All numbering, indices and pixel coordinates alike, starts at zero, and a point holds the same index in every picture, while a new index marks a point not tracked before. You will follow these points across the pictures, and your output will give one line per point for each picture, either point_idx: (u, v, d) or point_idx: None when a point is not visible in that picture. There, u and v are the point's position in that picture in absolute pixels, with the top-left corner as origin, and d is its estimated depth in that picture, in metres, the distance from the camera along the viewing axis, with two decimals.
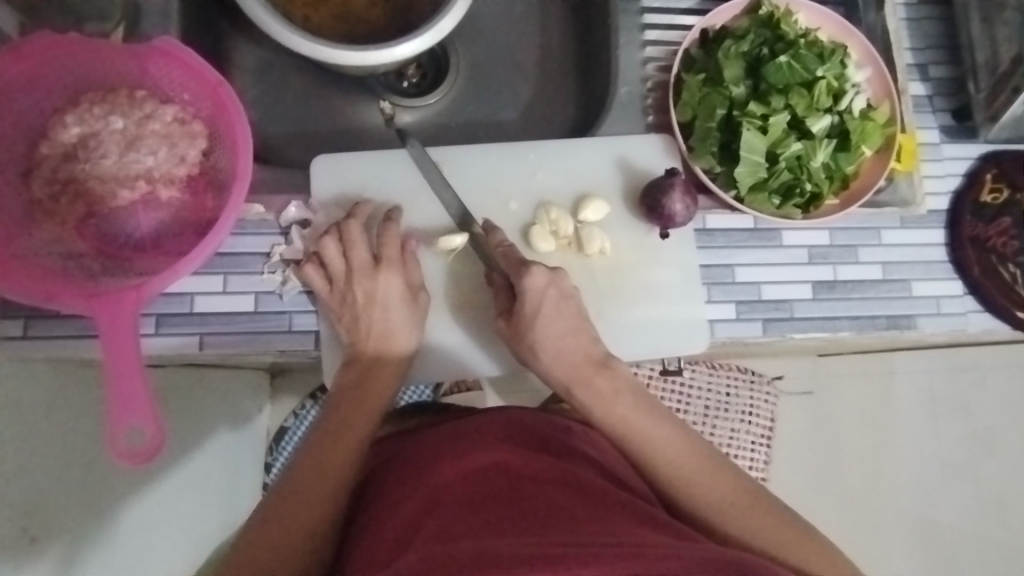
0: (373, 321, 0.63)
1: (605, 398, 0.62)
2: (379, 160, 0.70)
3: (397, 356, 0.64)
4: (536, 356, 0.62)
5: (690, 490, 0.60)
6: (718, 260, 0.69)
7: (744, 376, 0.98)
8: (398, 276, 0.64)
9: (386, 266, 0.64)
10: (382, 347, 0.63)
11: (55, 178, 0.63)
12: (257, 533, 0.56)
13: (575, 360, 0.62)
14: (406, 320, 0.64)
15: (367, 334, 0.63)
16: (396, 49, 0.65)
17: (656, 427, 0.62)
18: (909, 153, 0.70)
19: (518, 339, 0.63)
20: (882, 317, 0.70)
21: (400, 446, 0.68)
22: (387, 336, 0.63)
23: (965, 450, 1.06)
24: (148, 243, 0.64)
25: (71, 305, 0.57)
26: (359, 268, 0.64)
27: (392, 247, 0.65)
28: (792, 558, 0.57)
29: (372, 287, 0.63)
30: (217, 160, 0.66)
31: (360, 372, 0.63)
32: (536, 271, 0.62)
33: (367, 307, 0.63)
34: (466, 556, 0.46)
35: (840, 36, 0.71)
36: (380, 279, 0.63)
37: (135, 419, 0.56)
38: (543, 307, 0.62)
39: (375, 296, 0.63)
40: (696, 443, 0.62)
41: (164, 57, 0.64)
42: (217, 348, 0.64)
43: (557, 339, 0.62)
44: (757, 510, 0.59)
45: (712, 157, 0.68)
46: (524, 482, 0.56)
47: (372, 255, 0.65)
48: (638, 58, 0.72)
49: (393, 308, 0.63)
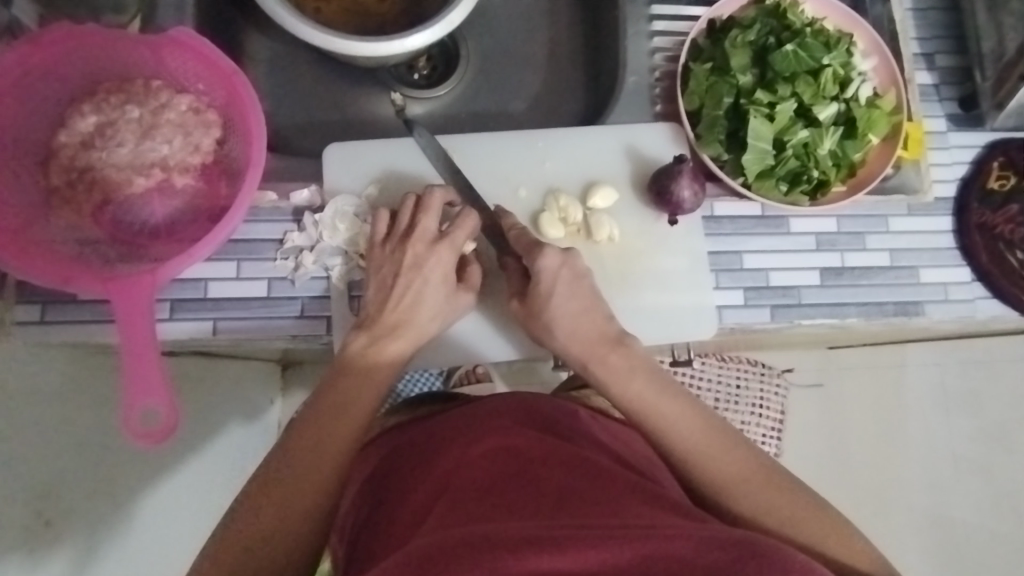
0: (408, 291, 0.63)
1: (619, 374, 0.62)
2: (390, 149, 0.71)
3: (415, 336, 0.63)
4: (552, 334, 0.63)
5: (700, 466, 0.61)
6: (725, 247, 0.70)
7: (754, 368, 0.99)
8: (451, 257, 0.64)
9: (446, 242, 0.64)
10: (404, 324, 0.63)
11: (72, 166, 0.64)
12: (259, 511, 0.57)
13: (590, 338, 0.63)
14: (439, 303, 0.64)
15: (393, 305, 0.63)
16: (407, 40, 0.66)
17: (670, 404, 0.62)
18: (916, 142, 0.71)
19: (532, 319, 0.64)
20: (889, 303, 0.70)
21: (407, 434, 0.68)
22: (411, 309, 0.63)
23: (978, 448, 1.07)
24: (163, 230, 0.65)
25: (87, 288, 0.59)
26: (422, 233, 0.64)
27: (462, 227, 0.64)
28: (803, 536, 0.57)
29: (423, 254, 0.64)
30: (231, 149, 0.67)
31: (371, 346, 0.62)
32: (549, 252, 0.63)
33: (407, 271, 0.63)
34: (477, 537, 0.46)
35: (846, 25, 0.72)
36: (433, 252, 0.64)
37: (151, 400, 0.56)
38: (556, 289, 0.63)
39: (421, 264, 0.63)
40: (708, 419, 0.62)
41: (181, 48, 0.66)
42: (231, 333, 0.65)
43: (573, 319, 0.63)
44: (769, 485, 0.59)
45: (720, 144, 0.68)
46: (534, 465, 0.56)
47: (435, 230, 0.65)
48: (645, 48, 0.73)
49: (432, 286, 0.63)
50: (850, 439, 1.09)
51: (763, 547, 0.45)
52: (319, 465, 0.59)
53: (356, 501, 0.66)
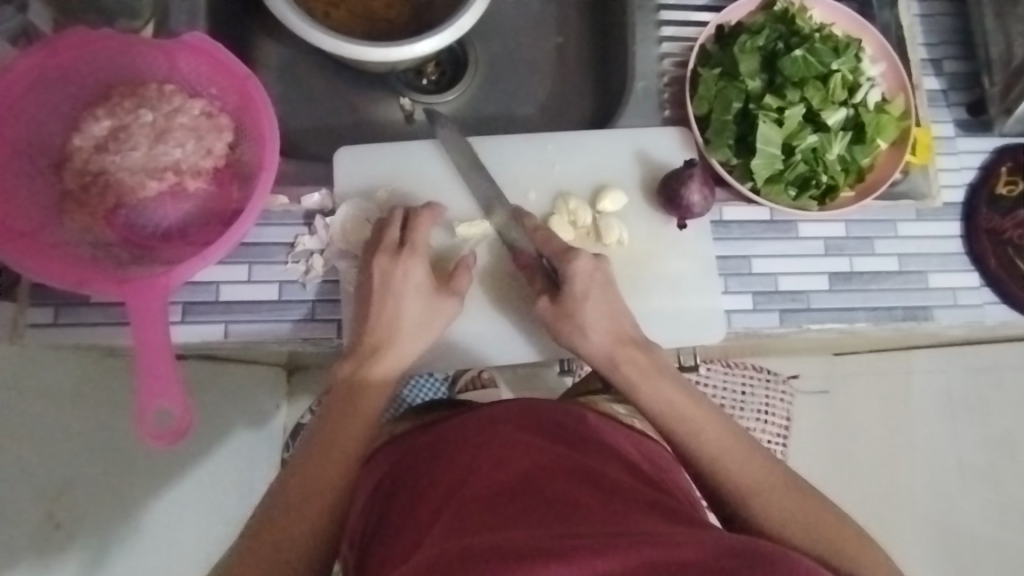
0: (382, 310, 0.62)
1: (648, 376, 0.63)
2: (399, 153, 0.72)
3: (398, 356, 0.62)
4: (585, 336, 0.63)
5: (724, 474, 0.61)
6: (733, 252, 0.70)
7: (760, 375, 1.00)
8: (421, 266, 0.63)
9: (411, 252, 0.64)
10: (380, 346, 0.62)
11: (85, 169, 0.64)
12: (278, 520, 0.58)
13: (621, 340, 0.63)
14: (418, 313, 0.63)
15: (374, 323, 0.62)
16: (417, 46, 0.67)
17: (697, 412, 0.62)
18: (924, 146, 0.71)
19: (563, 320, 0.64)
20: (898, 308, 0.70)
21: (411, 442, 0.68)
22: (391, 327, 0.62)
23: (987, 455, 1.07)
24: (175, 233, 0.66)
25: (103, 291, 0.59)
26: (388, 246, 0.64)
27: (421, 234, 0.64)
28: (825, 546, 0.57)
29: (391, 266, 0.63)
30: (243, 152, 0.67)
31: (356, 371, 0.62)
32: (579, 257, 0.64)
33: (377, 288, 0.63)
34: (484, 548, 0.46)
35: (854, 31, 0.72)
36: (401, 262, 0.63)
37: (165, 400, 0.57)
38: (590, 293, 0.63)
39: (391, 276, 0.63)
40: (735, 431, 0.63)
41: (194, 53, 0.66)
42: (242, 337, 0.66)
43: (604, 320, 0.63)
44: (792, 495, 0.60)
45: (728, 149, 0.69)
46: (537, 471, 0.55)
47: (399, 239, 0.65)
48: (654, 53, 0.73)
49: (408, 297, 0.63)
50: (857, 446, 1.09)
51: (768, 554, 0.44)
52: (325, 473, 0.60)
53: (365, 508, 0.65)
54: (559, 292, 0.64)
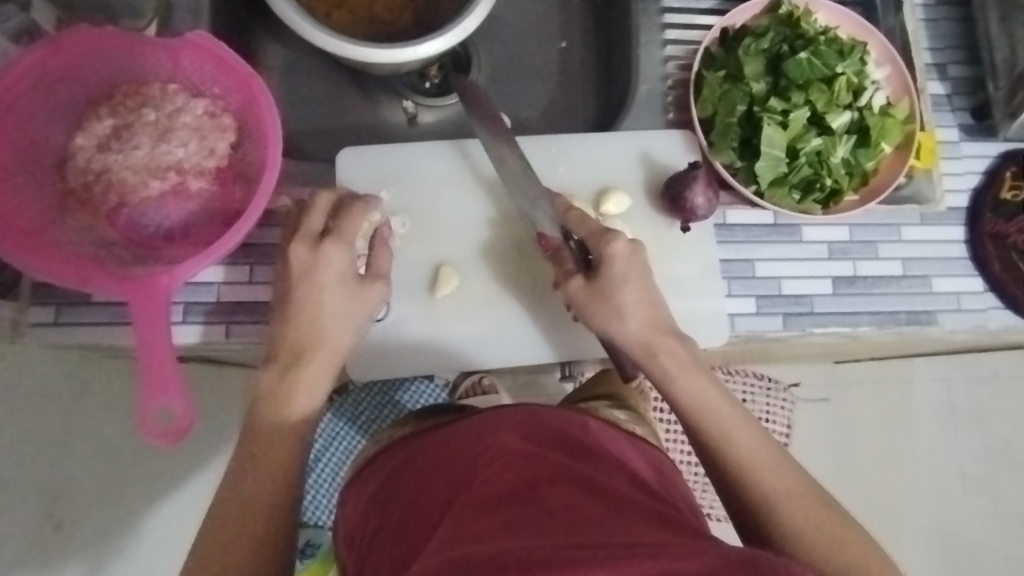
0: (304, 308, 0.59)
1: (687, 365, 0.63)
2: (403, 154, 0.72)
3: (331, 351, 0.59)
4: (622, 319, 0.62)
5: (751, 480, 0.60)
6: (737, 255, 0.70)
7: (761, 383, 1.04)
8: (344, 254, 0.60)
9: (335, 239, 0.60)
10: (309, 347, 0.59)
11: (88, 168, 0.64)
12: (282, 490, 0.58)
13: (653, 327, 0.63)
14: (344, 306, 0.60)
15: (297, 325, 0.59)
16: (421, 47, 0.66)
17: (731, 417, 0.62)
18: (928, 151, 0.70)
19: (597, 301, 0.63)
20: (901, 312, 0.70)
21: (406, 453, 0.67)
22: (315, 325, 0.59)
23: (986, 464, 1.07)
24: (177, 233, 0.65)
25: (106, 289, 0.59)
26: (309, 236, 0.60)
27: (349, 223, 0.60)
28: (844, 557, 0.57)
29: (313, 258, 0.59)
30: (246, 153, 0.67)
31: (283, 377, 0.59)
32: (618, 240, 0.64)
33: (301, 282, 0.59)
34: (485, 561, 0.46)
35: (859, 34, 0.72)
36: (323, 254, 0.59)
37: (167, 398, 0.57)
38: (629, 277, 0.63)
39: (315, 269, 0.59)
40: (770, 441, 0.62)
41: (197, 51, 0.66)
42: (243, 338, 0.66)
43: (638, 305, 0.63)
44: (815, 503, 0.59)
45: (732, 151, 0.68)
46: (540, 479, 0.54)
47: (323, 229, 0.61)
48: (658, 56, 0.73)
49: (332, 288, 0.59)
50: (858, 454, 1.08)
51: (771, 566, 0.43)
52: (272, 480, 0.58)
53: (360, 515, 0.64)
54: (593, 272, 0.64)
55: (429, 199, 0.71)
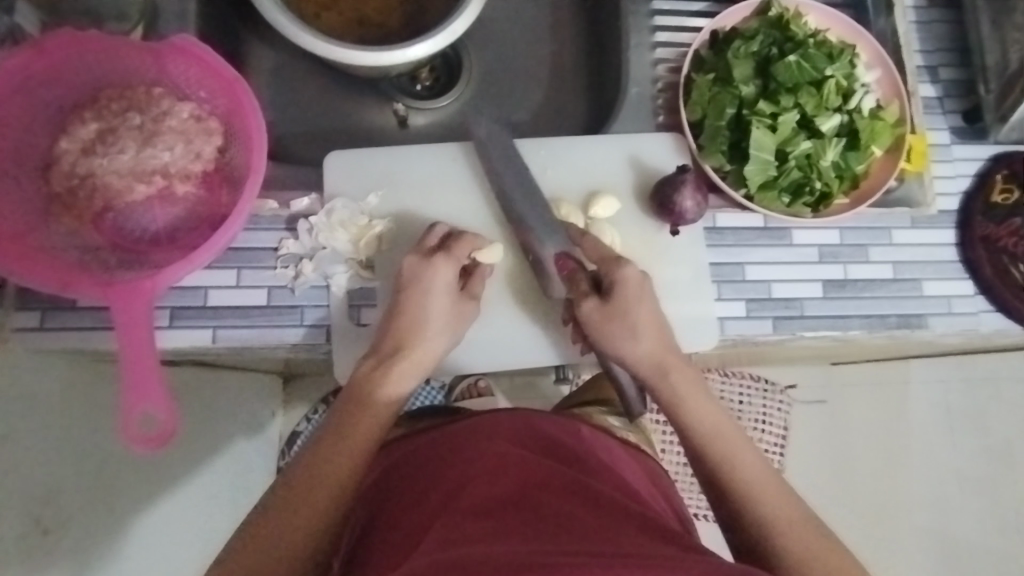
0: (409, 311, 0.62)
1: (693, 386, 0.63)
2: (392, 157, 0.71)
3: (424, 358, 0.62)
4: (636, 338, 0.62)
5: (749, 502, 0.60)
6: (726, 258, 0.70)
7: (757, 385, 1.03)
8: (452, 271, 0.64)
9: (445, 255, 0.64)
10: (407, 347, 0.62)
11: (73, 172, 0.64)
12: (278, 502, 0.58)
13: (661, 348, 0.63)
14: (442, 317, 0.64)
15: (400, 329, 0.62)
16: (409, 50, 0.66)
17: (730, 434, 0.62)
18: (919, 154, 0.70)
19: (607, 321, 0.62)
20: (892, 315, 0.70)
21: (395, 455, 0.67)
22: (417, 330, 0.62)
23: (983, 465, 1.07)
24: (163, 237, 0.65)
25: (87, 293, 0.58)
26: (424, 249, 0.64)
27: (461, 243, 0.64)
28: None
29: (423, 267, 0.63)
30: (232, 156, 0.67)
31: (379, 368, 0.62)
32: (630, 266, 0.63)
33: (407, 288, 0.63)
34: (475, 560, 0.45)
35: (850, 36, 0.72)
36: (433, 263, 0.63)
37: (149, 404, 0.56)
38: (641, 300, 0.62)
39: (424, 277, 0.63)
40: (769, 466, 0.62)
41: (183, 55, 0.66)
42: (229, 342, 0.65)
43: (651, 325, 0.62)
44: (812, 530, 0.58)
45: (722, 154, 0.68)
46: (534, 487, 0.54)
47: (437, 244, 0.65)
48: (648, 59, 0.73)
49: (435, 296, 0.63)
50: (854, 456, 1.07)
51: None
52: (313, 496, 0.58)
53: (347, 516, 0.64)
54: (607, 296, 0.63)
55: (418, 203, 0.71)
